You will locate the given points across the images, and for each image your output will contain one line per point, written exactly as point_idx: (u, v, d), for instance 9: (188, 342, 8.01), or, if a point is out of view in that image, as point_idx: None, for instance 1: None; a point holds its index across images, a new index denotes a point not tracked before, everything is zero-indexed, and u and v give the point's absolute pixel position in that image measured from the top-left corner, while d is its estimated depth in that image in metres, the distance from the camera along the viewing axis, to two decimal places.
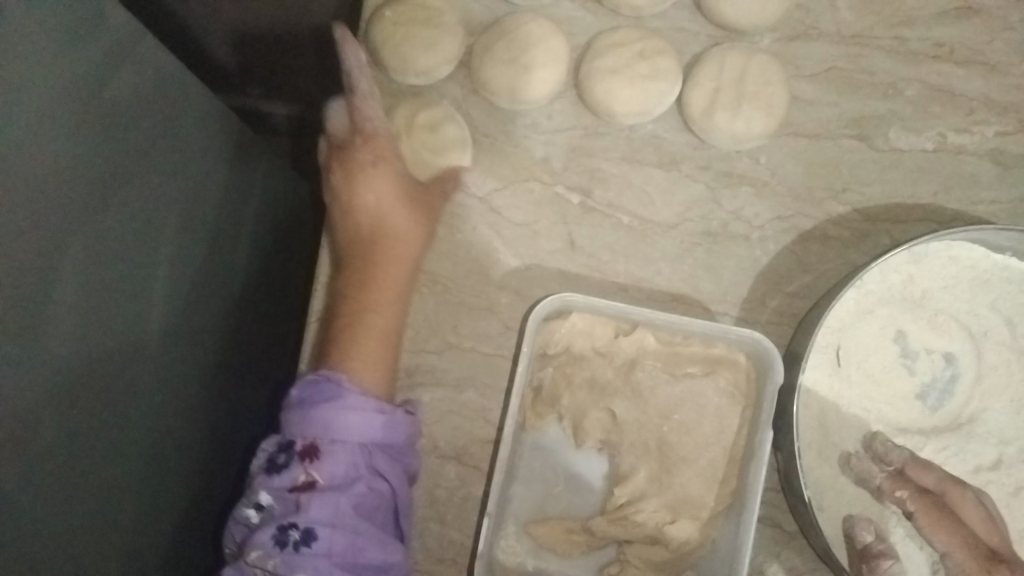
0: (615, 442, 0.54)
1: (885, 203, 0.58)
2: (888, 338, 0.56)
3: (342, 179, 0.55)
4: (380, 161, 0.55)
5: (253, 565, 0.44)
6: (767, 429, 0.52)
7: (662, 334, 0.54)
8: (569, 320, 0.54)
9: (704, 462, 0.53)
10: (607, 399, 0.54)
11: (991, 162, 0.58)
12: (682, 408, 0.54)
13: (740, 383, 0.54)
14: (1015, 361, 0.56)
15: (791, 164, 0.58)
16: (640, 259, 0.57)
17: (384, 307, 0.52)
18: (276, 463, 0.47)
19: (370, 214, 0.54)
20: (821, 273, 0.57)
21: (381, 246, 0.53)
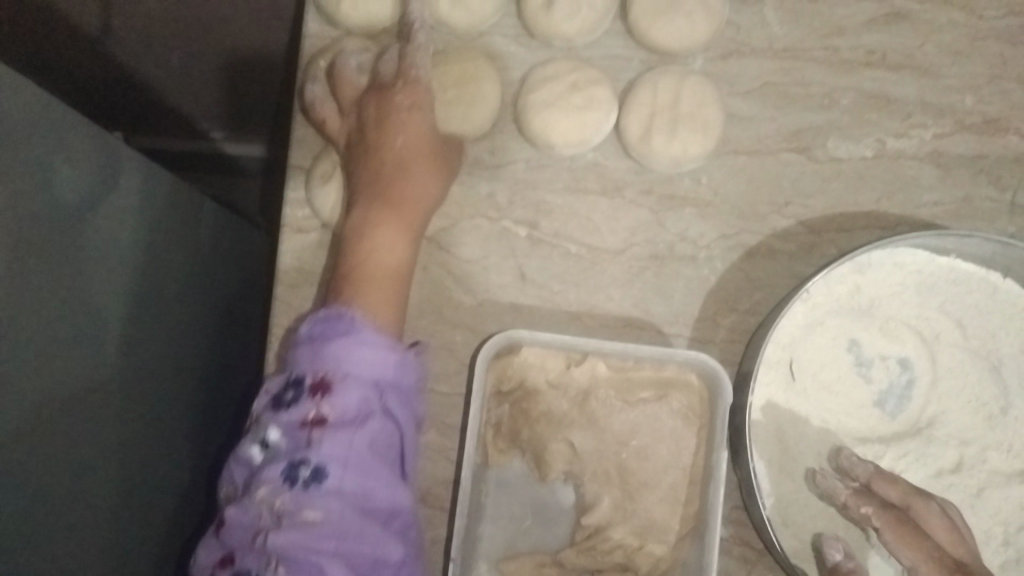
0: (577, 472, 0.54)
1: (829, 214, 0.58)
2: (841, 348, 0.56)
3: (375, 119, 0.55)
4: (412, 115, 0.55)
5: (262, 501, 0.43)
6: (722, 449, 0.52)
7: (613, 361, 0.55)
8: (520, 353, 0.55)
9: (666, 485, 0.53)
10: (564, 431, 0.54)
11: (932, 164, 0.59)
12: (638, 434, 0.54)
13: (693, 405, 0.55)
14: (969, 361, 0.56)
15: (733, 183, 0.58)
16: (591, 288, 0.58)
17: (399, 254, 0.52)
18: (283, 399, 0.46)
19: (395, 157, 0.54)
20: (770, 288, 0.57)
21: (404, 191, 0.53)
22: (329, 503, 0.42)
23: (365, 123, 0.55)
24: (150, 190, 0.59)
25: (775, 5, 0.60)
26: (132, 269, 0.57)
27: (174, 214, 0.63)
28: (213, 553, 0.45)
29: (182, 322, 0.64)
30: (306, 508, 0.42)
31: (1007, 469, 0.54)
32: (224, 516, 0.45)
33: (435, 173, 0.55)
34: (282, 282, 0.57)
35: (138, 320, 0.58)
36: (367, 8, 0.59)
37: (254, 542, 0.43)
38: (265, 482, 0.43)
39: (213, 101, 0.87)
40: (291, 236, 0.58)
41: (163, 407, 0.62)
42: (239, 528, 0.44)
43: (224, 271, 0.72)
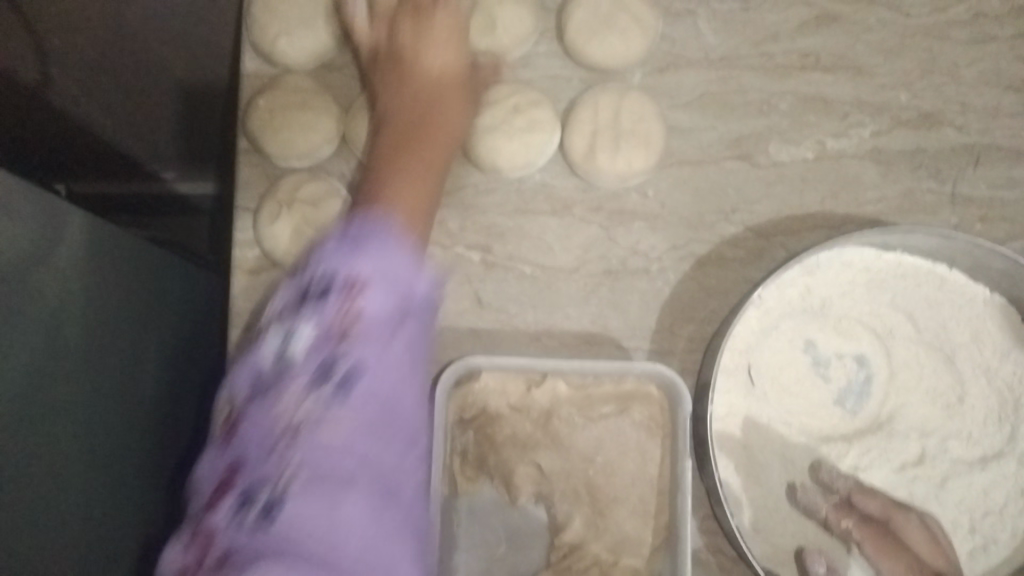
0: (548, 493, 0.54)
1: (775, 218, 0.59)
2: (798, 349, 0.56)
3: (411, 32, 0.54)
4: (447, 37, 0.54)
5: (285, 412, 0.40)
6: (687, 457, 0.52)
7: (573, 379, 0.54)
8: (481, 379, 0.54)
9: (635, 499, 0.53)
10: (532, 452, 0.54)
11: (872, 161, 0.60)
12: (603, 449, 0.54)
13: (655, 416, 0.54)
14: (923, 353, 0.57)
15: (679, 195, 0.59)
16: (547, 308, 0.58)
17: (433, 171, 0.51)
18: (302, 298, 0.42)
19: (429, 84, 0.53)
20: (723, 295, 0.58)
21: (433, 102, 0.53)
22: (356, 421, 0.40)
23: (401, 40, 0.54)
24: (100, 239, 0.59)
25: (708, 16, 0.61)
26: (81, 325, 0.56)
27: (121, 266, 0.62)
28: (214, 469, 0.42)
29: (134, 371, 0.63)
30: (331, 424, 0.39)
31: (969, 457, 0.55)
32: (234, 426, 0.42)
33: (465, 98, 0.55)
34: (237, 325, 0.56)
35: (87, 377, 0.57)
36: (304, 46, 0.59)
37: (271, 452, 0.40)
38: (289, 405, 0.40)
39: (169, 148, 0.87)
40: (243, 278, 0.57)
41: (123, 455, 0.61)
42: (256, 436, 0.41)
43: (180, 318, 0.70)
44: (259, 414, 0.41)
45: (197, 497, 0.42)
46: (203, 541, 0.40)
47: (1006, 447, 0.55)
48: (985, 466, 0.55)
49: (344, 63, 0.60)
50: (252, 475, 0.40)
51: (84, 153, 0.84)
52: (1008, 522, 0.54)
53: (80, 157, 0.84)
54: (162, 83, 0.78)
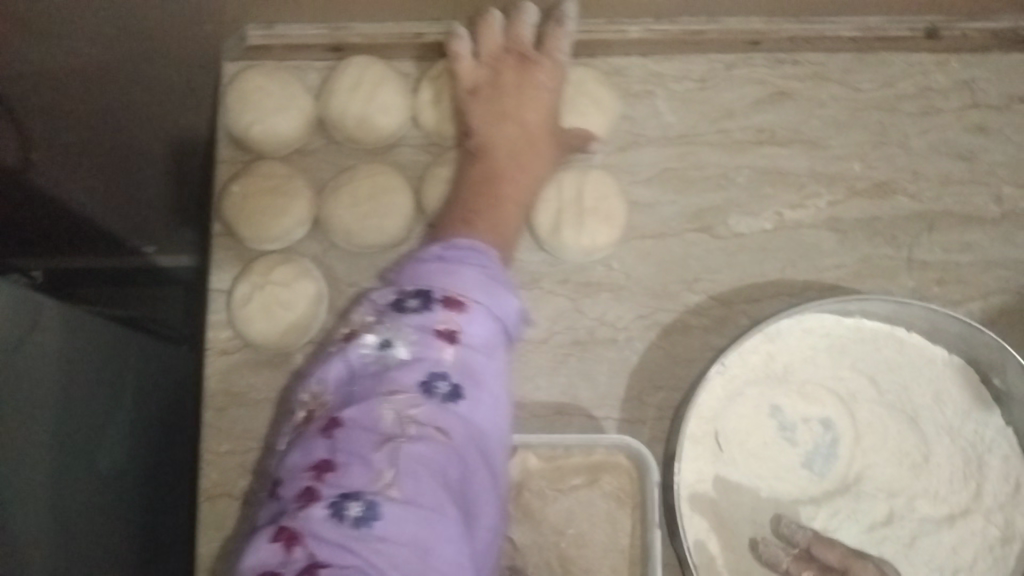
0: (521, 568, 0.53)
1: (736, 287, 0.61)
2: (763, 414, 0.57)
3: (516, 83, 0.58)
4: (551, 84, 0.59)
5: (395, 409, 0.41)
6: (655, 527, 0.53)
7: (542, 451, 0.55)
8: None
9: (607, 570, 0.53)
10: (503, 527, 0.54)
11: (829, 230, 0.62)
12: (574, 521, 0.54)
13: (625, 486, 0.54)
14: (887, 414, 0.58)
15: (643, 266, 0.61)
16: (519, 378, 0.59)
17: (513, 209, 0.56)
18: (408, 307, 0.45)
19: (524, 128, 0.58)
20: (690, 363, 0.59)
21: (529, 145, 0.58)
22: (458, 426, 0.42)
23: (505, 80, 0.59)
24: (81, 329, 0.62)
25: (666, 95, 0.64)
26: (54, 416, 0.57)
27: (102, 352, 0.65)
28: (308, 458, 0.41)
29: (103, 458, 0.63)
30: (437, 424, 0.41)
31: (936, 515, 0.56)
32: (336, 418, 0.42)
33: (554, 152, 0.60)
34: (212, 406, 0.58)
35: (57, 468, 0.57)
36: (278, 132, 0.61)
37: (389, 446, 0.40)
38: (396, 395, 0.41)
39: (152, 228, 0.90)
40: (218, 357, 0.59)
41: (103, 533, 0.63)
42: (360, 432, 0.41)
43: (151, 396, 0.72)
44: (368, 410, 0.41)
45: (285, 485, 0.41)
46: (294, 533, 0.38)
47: (972, 505, 0.56)
48: (953, 524, 0.55)
49: (316, 149, 0.63)
50: (353, 464, 0.39)
51: (70, 233, 0.85)
52: None
53: (66, 239, 0.86)
54: (151, 175, 0.81)
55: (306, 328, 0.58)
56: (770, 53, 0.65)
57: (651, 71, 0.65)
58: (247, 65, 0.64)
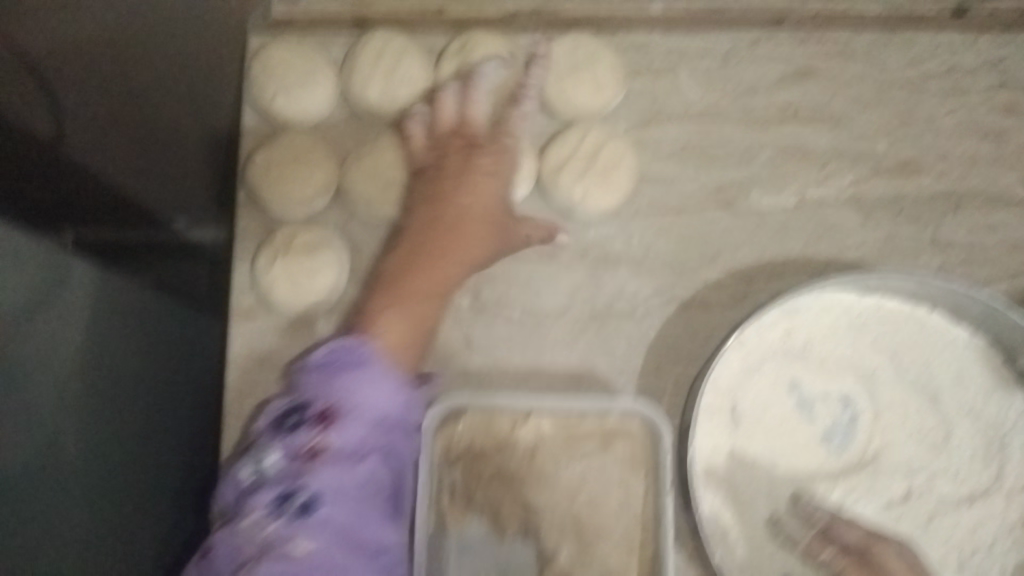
0: (533, 529, 0.55)
1: (756, 263, 0.60)
2: (781, 390, 0.57)
3: (453, 177, 0.59)
4: (492, 170, 0.60)
5: (255, 524, 0.47)
6: (666, 493, 0.53)
7: (556, 417, 0.56)
8: (461, 422, 0.56)
9: (619, 533, 0.54)
10: (518, 490, 0.55)
11: (852, 209, 0.62)
12: (587, 485, 0.55)
13: (638, 451, 0.55)
14: (907, 393, 0.58)
15: (663, 241, 0.61)
16: (537, 349, 0.59)
17: (427, 316, 0.56)
18: (286, 424, 0.51)
19: (458, 215, 0.58)
20: (708, 337, 0.59)
21: (458, 230, 0.58)
22: (316, 536, 0.47)
23: (447, 162, 0.60)
24: (106, 294, 0.63)
25: (690, 72, 0.64)
26: (70, 375, 0.58)
27: (126, 317, 0.66)
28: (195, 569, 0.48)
29: (129, 416, 0.65)
30: (293, 542, 0.46)
31: (955, 496, 0.56)
32: (211, 541, 0.48)
33: (496, 238, 0.59)
34: (233, 368, 0.59)
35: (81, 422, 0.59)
36: (302, 105, 0.62)
37: (244, 559, 0.46)
38: (249, 521, 0.47)
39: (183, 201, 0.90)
40: (242, 321, 0.60)
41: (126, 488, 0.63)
42: (226, 551, 0.47)
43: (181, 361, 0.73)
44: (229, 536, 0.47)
45: None
46: None
47: (992, 486, 0.56)
48: (972, 504, 0.55)
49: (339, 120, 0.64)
50: None
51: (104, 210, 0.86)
52: (996, 561, 0.54)
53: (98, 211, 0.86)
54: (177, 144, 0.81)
55: (329, 294, 0.59)
56: (793, 33, 0.65)
57: (673, 48, 0.65)
58: (269, 40, 0.65)
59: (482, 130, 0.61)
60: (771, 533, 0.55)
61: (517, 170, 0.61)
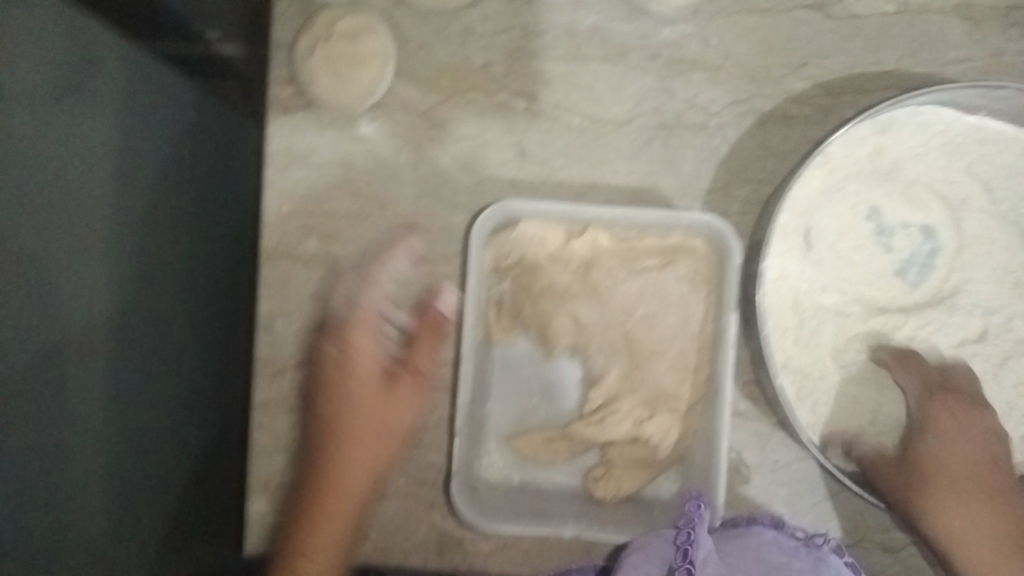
0: (583, 346, 0.53)
1: (846, 75, 0.54)
2: (859, 215, 0.53)
3: (334, 394, 0.51)
4: (372, 361, 0.51)
5: None
6: (730, 311, 0.50)
7: (615, 231, 0.52)
8: (518, 228, 0.52)
9: (675, 352, 0.52)
10: (569, 304, 0.52)
11: (959, 18, 0.55)
12: (644, 302, 0.52)
13: (700, 269, 0.52)
14: (997, 227, 0.53)
15: (743, 46, 0.55)
16: (595, 161, 0.55)
17: (356, 495, 0.50)
18: None
19: (341, 407, 0.51)
20: (785, 155, 0.54)
21: (348, 465, 0.50)
22: None
23: (329, 363, 0.51)
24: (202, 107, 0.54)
25: None
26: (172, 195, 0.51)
27: None
28: None
29: (166, 278, 0.51)
30: None
31: None
32: None
33: (411, 385, 0.52)
34: (272, 165, 0.55)
35: (98, 322, 0.44)
36: None
37: None
38: None
39: None
40: (279, 117, 0.55)
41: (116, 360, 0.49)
42: None
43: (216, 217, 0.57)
44: None
45: None
46: None
47: None
48: None
49: None
50: None
51: None
52: None
53: None
54: None
55: (373, 88, 0.54)
56: None
57: None
58: None
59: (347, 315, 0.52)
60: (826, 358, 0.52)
61: (382, 329, 0.52)
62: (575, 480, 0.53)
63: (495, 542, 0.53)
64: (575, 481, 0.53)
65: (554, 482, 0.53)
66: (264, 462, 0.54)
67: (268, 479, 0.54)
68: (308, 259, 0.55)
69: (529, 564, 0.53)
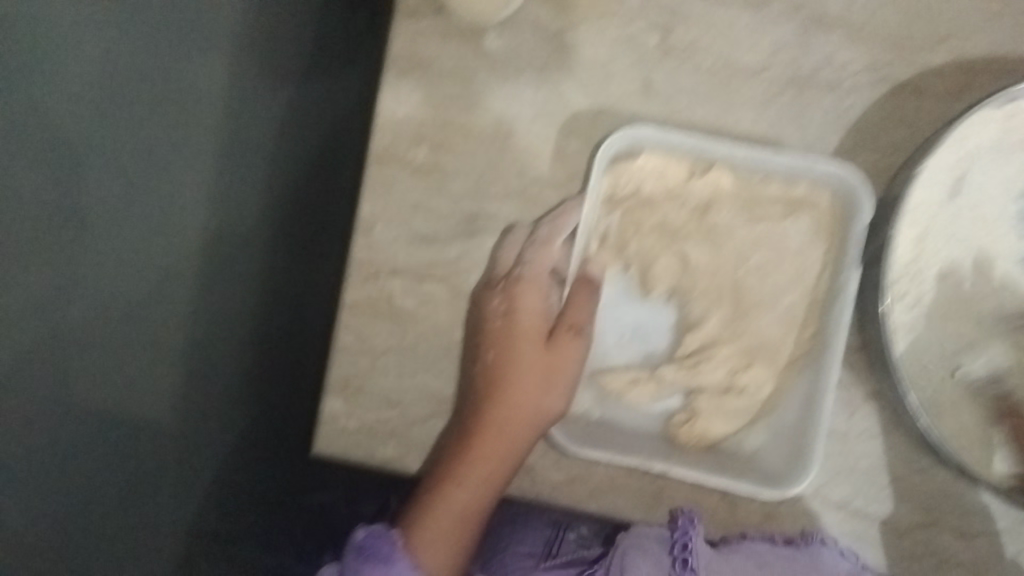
0: (686, 288, 0.54)
1: (988, 54, 0.53)
2: (1013, 190, 0.54)
3: (492, 346, 0.51)
4: (535, 322, 0.52)
5: None
6: (853, 269, 0.52)
7: (739, 174, 0.54)
8: (639, 159, 0.53)
9: (785, 304, 0.54)
10: (678, 244, 0.53)
11: None
12: (761, 250, 0.54)
13: (822, 221, 0.54)
14: None
15: (888, 10, 0.54)
16: (722, 106, 0.55)
17: (501, 452, 0.49)
18: None
19: (499, 362, 0.51)
20: (913, 128, 0.54)
21: (500, 416, 0.49)
22: None
23: (493, 315, 0.52)
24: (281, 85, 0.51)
25: None
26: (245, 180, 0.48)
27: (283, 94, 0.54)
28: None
29: (230, 275, 0.48)
30: None
31: None
32: None
33: (573, 364, 0.51)
34: (393, 69, 0.55)
35: (176, 302, 0.43)
36: None
37: None
38: None
39: None
40: (407, 21, 0.55)
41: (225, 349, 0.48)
42: None
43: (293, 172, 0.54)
44: None
45: None
46: None
47: None
48: None
49: None
50: None
51: None
52: None
53: None
54: None
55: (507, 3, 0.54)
56: None
57: None
58: None
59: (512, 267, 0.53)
60: (917, 321, 0.53)
61: (547, 296, 0.53)
62: (657, 423, 0.55)
63: (566, 473, 0.54)
64: (653, 424, 0.55)
65: (637, 424, 0.55)
66: (347, 361, 0.54)
67: (349, 380, 0.54)
68: (417, 167, 0.55)
69: (597, 501, 0.54)
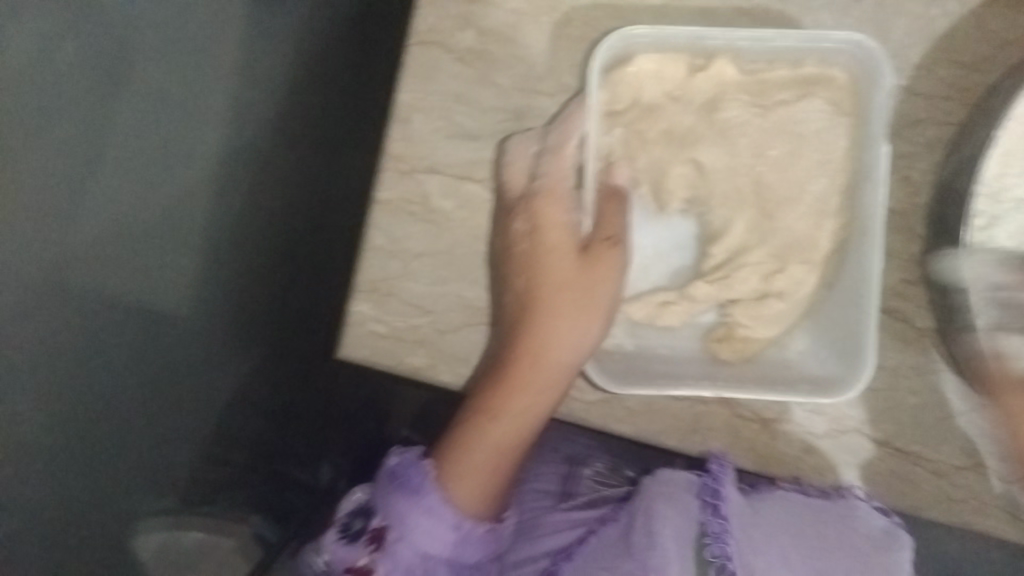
0: (703, 198, 0.51)
1: None
2: None
3: (522, 265, 0.49)
4: (563, 240, 0.49)
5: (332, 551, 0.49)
6: (882, 142, 0.49)
7: (742, 62, 0.51)
8: (634, 64, 0.50)
9: (812, 200, 0.50)
10: (689, 150, 0.51)
11: None
12: (777, 142, 0.50)
13: (842, 99, 0.51)
14: None
15: None
16: (801, 3, 0.52)
17: (539, 385, 0.47)
18: (352, 529, 0.48)
19: (531, 285, 0.48)
20: (1002, 39, 0.51)
21: (539, 341, 0.47)
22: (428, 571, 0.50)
23: (519, 236, 0.49)
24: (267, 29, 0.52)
25: None
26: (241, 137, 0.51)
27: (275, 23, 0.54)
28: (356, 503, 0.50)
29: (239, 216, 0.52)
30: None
31: None
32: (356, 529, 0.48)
33: (609, 287, 0.48)
34: None
35: (182, 273, 0.48)
36: None
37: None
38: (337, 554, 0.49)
39: None
40: None
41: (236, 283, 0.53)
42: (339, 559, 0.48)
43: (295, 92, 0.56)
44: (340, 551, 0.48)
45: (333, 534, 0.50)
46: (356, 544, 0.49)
47: None
48: None
49: None
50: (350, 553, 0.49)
51: None
52: None
53: None
54: None
55: None
56: None
57: None
58: None
59: (525, 184, 0.49)
60: None
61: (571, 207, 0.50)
62: (694, 342, 0.53)
63: (601, 395, 0.52)
64: (690, 343, 0.52)
65: (675, 346, 0.52)
66: (378, 261, 0.50)
67: (377, 282, 0.50)
68: (462, 54, 0.51)
69: (631, 424, 0.51)
